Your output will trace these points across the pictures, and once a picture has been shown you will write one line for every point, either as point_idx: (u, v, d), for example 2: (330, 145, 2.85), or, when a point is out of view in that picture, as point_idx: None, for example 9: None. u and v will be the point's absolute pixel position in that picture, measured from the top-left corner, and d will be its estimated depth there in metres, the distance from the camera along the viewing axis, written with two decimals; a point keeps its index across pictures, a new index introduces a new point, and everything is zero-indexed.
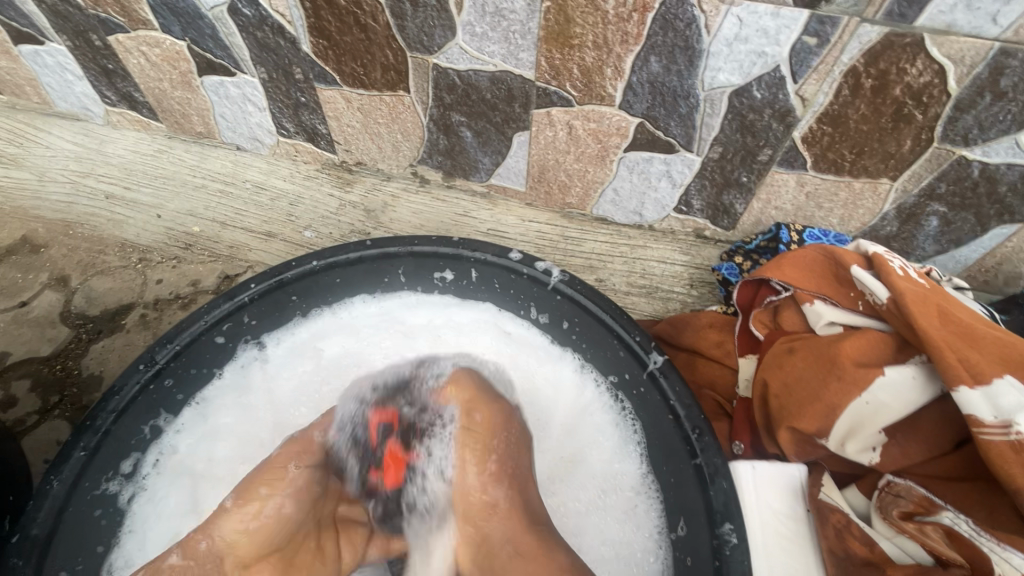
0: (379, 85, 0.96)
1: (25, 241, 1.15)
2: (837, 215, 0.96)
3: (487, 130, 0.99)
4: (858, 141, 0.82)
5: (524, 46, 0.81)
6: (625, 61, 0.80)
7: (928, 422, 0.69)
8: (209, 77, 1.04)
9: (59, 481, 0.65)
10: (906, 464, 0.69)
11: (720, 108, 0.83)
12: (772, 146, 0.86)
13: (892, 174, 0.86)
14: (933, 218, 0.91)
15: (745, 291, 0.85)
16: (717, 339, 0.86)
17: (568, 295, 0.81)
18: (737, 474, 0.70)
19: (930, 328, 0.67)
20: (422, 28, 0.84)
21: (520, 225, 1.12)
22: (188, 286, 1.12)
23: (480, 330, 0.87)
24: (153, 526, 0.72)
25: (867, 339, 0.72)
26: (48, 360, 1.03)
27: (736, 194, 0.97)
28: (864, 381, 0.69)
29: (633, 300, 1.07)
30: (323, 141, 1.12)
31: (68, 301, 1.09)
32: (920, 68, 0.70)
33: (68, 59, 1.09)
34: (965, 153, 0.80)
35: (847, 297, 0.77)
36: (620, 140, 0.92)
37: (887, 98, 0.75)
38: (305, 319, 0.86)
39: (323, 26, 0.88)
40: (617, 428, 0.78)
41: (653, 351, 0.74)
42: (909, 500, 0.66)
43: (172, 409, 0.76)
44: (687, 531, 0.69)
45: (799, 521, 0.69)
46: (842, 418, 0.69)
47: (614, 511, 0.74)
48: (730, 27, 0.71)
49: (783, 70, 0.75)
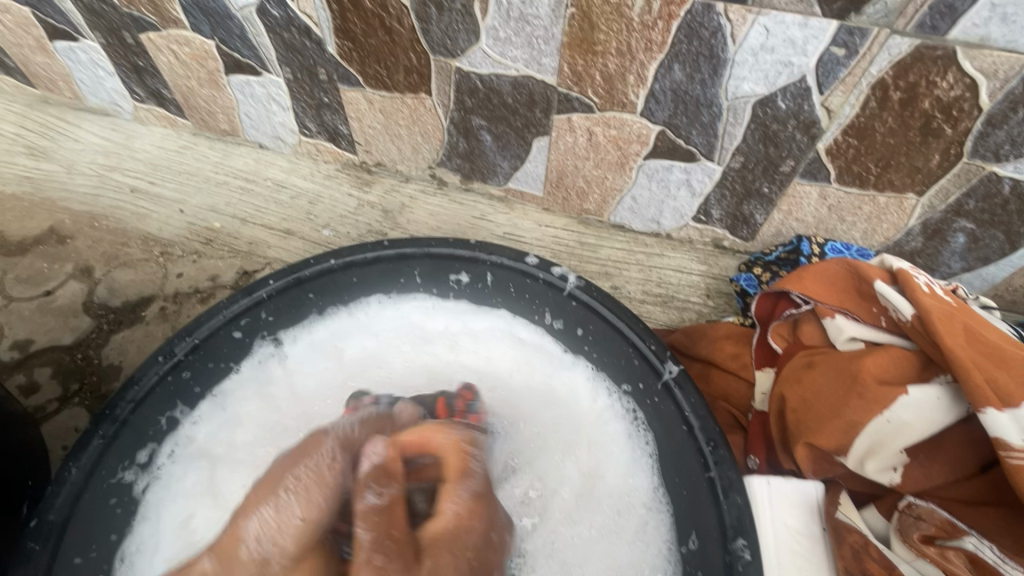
0: (401, 87, 0.97)
1: (52, 232, 1.18)
2: (859, 229, 0.94)
3: (508, 134, 0.99)
4: (883, 154, 0.81)
5: (547, 52, 0.81)
6: (648, 69, 0.79)
7: (950, 445, 0.67)
8: (236, 76, 1.06)
9: (77, 467, 0.67)
10: (927, 486, 0.67)
11: (743, 118, 0.82)
12: (795, 157, 0.85)
13: (918, 189, 0.84)
14: (960, 235, 0.89)
15: (763, 302, 0.83)
16: (734, 351, 0.85)
17: (583, 301, 0.81)
18: (752, 489, 0.69)
19: (957, 347, 0.65)
20: (446, 32, 0.84)
21: (536, 230, 1.12)
22: (207, 280, 1.14)
23: (495, 337, 0.88)
24: (171, 513, 0.72)
25: (890, 356, 0.70)
26: (69, 349, 1.06)
27: (757, 204, 0.96)
28: (886, 400, 0.67)
29: (648, 308, 1.07)
30: (344, 141, 1.14)
31: (91, 291, 1.12)
32: (951, 81, 0.69)
33: (101, 56, 1.12)
34: (995, 169, 0.78)
35: (869, 313, 0.75)
36: (641, 147, 0.92)
37: (916, 111, 0.74)
38: (322, 317, 0.86)
39: (349, 28, 0.89)
40: (631, 439, 0.78)
41: (668, 361, 0.74)
42: (930, 523, 0.64)
43: (189, 400, 0.77)
44: (698, 545, 0.68)
45: (813, 540, 0.67)
46: (862, 437, 0.67)
47: (625, 531, 0.72)
48: (757, 36, 0.71)
49: (809, 81, 0.74)
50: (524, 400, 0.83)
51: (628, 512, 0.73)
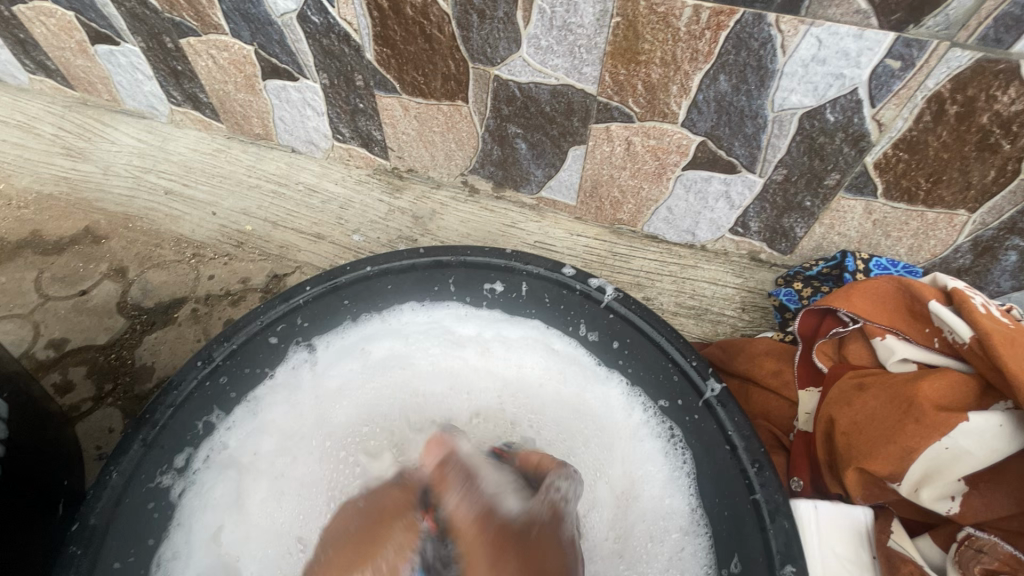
0: (438, 94, 0.97)
1: (88, 232, 1.20)
2: (905, 244, 0.92)
3: (543, 143, 0.98)
4: (935, 169, 0.78)
5: (589, 61, 0.81)
6: (693, 79, 0.78)
7: (1013, 475, 0.64)
8: (272, 81, 1.07)
9: (118, 472, 0.67)
10: (989, 517, 0.64)
11: (788, 130, 0.80)
12: (841, 171, 0.83)
13: (970, 206, 0.82)
14: (1012, 253, 0.86)
15: (808, 319, 0.82)
16: (775, 368, 0.83)
17: (620, 313, 0.80)
18: (799, 514, 0.66)
19: (1020, 373, 0.63)
20: (486, 40, 0.84)
21: (568, 239, 1.10)
22: (237, 283, 1.14)
23: (528, 347, 0.86)
24: (201, 523, 0.72)
25: (946, 379, 0.68)
26: (103, 349, 1.07)
27: (798, 218, 0.94)
28: (944, 426, 0.65)
29: (681, 321, 1.04)
30: (377, 147, 1.14)
31: (125, 291, 1.13)
32: (1012, 95, 0.67)
33: (140, 60, 1.14)
34: None
35: (921, 333, 0.74)
36: (680, 158, 0.90)
37: (973, 126, 0.71)
38: (354, 323, 0.86)
39: (388, 35, 0.89)
40: (666, 459, 0.75)
41: (710, 378, 0.73)
42: (993, 557, 0.62)
43: (225, 406, 0.77)
44: (740, 570, 0.65)
45: (864, 568, 0.65)
46: (918, 463, 0.65)
47: (663, 552, 0.70)
48: (808, 47, 0.69)
49: (861, 93, 0.72)
50: (560, 410, 0.82)
51: (662, 539, 0.71)
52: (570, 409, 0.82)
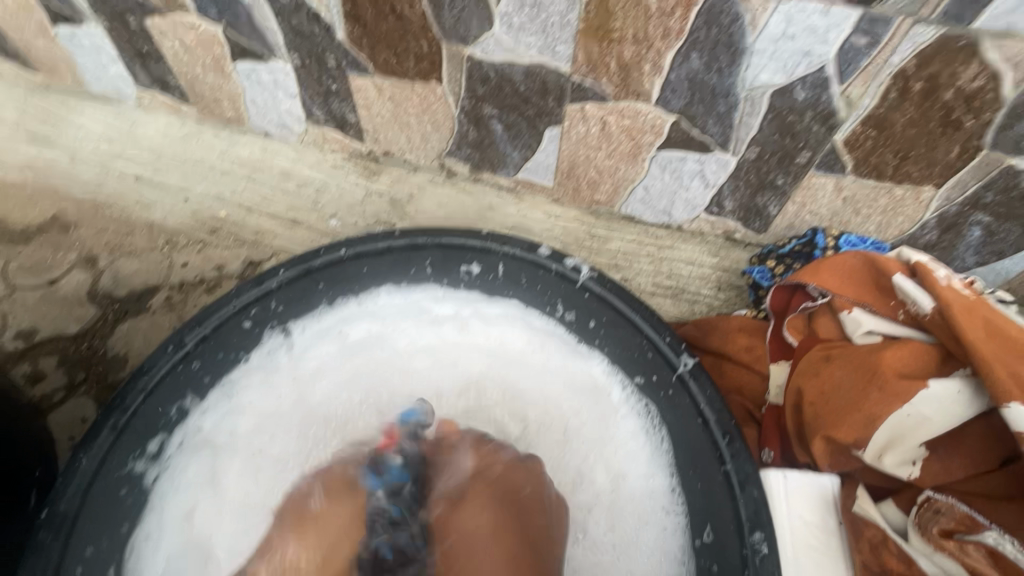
0: (411, 75, 0.95)
1: (55, 220, 1.16)
2: (874, 221, 0.94)
3: (519, 123, 0.98)
4: (902, 146, 0.80)
5: (562, 39, 0.80)
6: (665, 57, 0.78)
7: (969, 439, 0.67)
8: (242, 62, 1.04)
9: (88, 457, 0.67)
10: (946, 479, 0.67)
11: (760, 108, 0.81)
12: (811, 149, 0.84)
13: (935, 182, 0.83)
14: (976, 228, 0.88)
15: (779, 295, 0.83)
16: (747, 344, 0.84)
17: (596, 292, 0.80)
18: (768, 485, 0.69)
19: (976, 341, 0.65)
20: (458, 18, 0.83)
21: (545, 221, 1.11)
22: (212, 270, 1.13)
23: (508, 324, 0.86)
24: (174, 503, 0.72)
25: (909, 349, 0.70)
26: (74, 339, 1.04)
27: (770, 196, 0.95)
28: (905, 394, 0.67)
29: (658, 301, 1.06)
30: (352, 130, 1.12)
31: (95, 280, 1.10)
32: (974, 71, 0.68)
33: (103, 41, 1.10)
34: (1016, 162, 0.77)
35: (886, 306, 0.75)
36: (654, 138, 0.91)
37: (937, 102, 0.73)
38: (331, 308, 0.85)
39: (359, 13, 0.87)
40: (647, 437, 0.77)
41: (683, 353, 0.74)
42: (950, 517, 0.64)
43: (199, 391, 0.76)
44: (712, 538, 0.68)
45: (830, 534, 0.67)
46: (881, 431, 0.67)
47: (643, 529, 0.72)
48: (777, 24, 0.69)
49: (829, 70, 0.73)
50: (548, 392, 0.83)
51: (646, 516, 0.73)
52: (556, 388, 0.83)
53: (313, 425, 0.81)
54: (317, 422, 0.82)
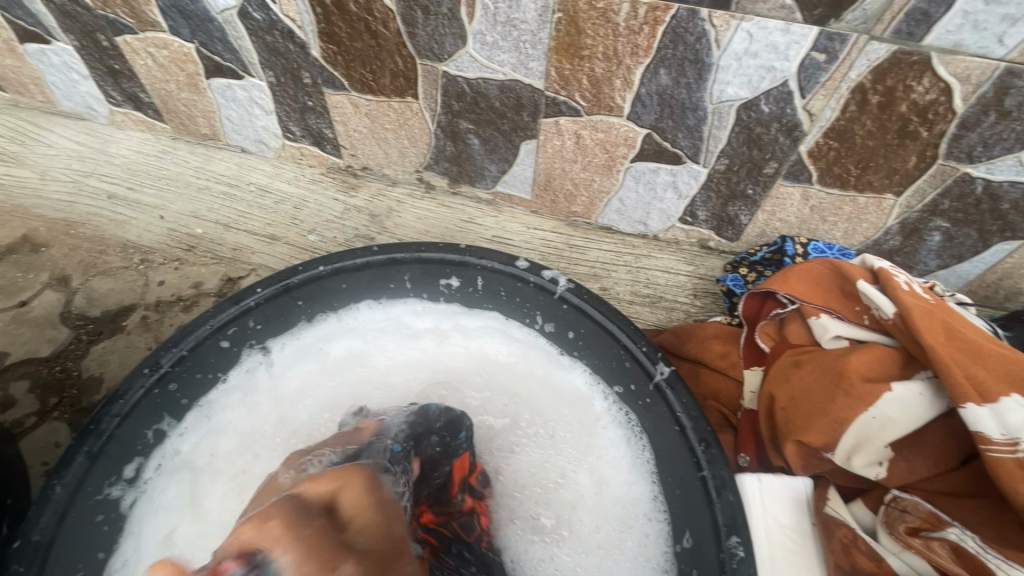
0: (387, 91, 0.96)
1: (25, 241, 1.14)
2: (840, 229, 0.97)
3: (495, 138, 0.99)
4: (863, 156, 0.83)
5: (534, 56, 0.82)
6: (635, 73, 0.80)
7: (933, 439, 0.70)
8: (217, 80, 1.04)
9: (62, 485, 0.65)
10: (911, 479, 0.69)
11: (727, 121, 0.83)
12: (778, 160, 0.87)
13: (896, 190, 0.87)
14: (936, 233, 0.92)
15: (751, 303, 0.86)
16: (722, 351, 0.87)
17: (574, 304, 0.81)
18: (743, 487, 0.70)
19: (936, 344, 0.68)
20: (433, 36, 0.84)
21: (524, 233, 1.12)
22: (190, 288, 1.11)
23: (488, 336, 0.88)
24: (152, 528, 0.71)
25: (873, 353, 0.73)
26: (46, 361, 1.02)
27: (741, 206, 0.97)
28: (871, 397, 0.69)
29: (637, 310, 1.07)
30: (329, 145, 1.12)
31: (68, 300, 1.08)
32: (926, 85, 0.71)
33: (74, 59, 1.09)
34: (969, 170, 0.80)
35: (853, 311, 0.78)
36: (627, 150, 0.93)
37: (893, 115, 0.76)
38: (310, 324, 0.85)
39: (333, 32, 0.88)
40: (628, 446, 0.78)
41: (659, 362, 0.75)
42: (916, 515, 0.66)
43: (176, 413, 0.76)
44: (692, 543, 0.69)
45: (804, 535, 0.69)
46: (849, 433, 0.70)
47: (628, 537, 0.73)
48: (740, 41, 0.72)
49: (791, 85, 0.75)
50: (530, 402, 0.83)
51: (630, 523, 0.73)
52: (543, 396, 0.84)
53: (292, 440, 0.80)
54: (290, 437, 0.80)
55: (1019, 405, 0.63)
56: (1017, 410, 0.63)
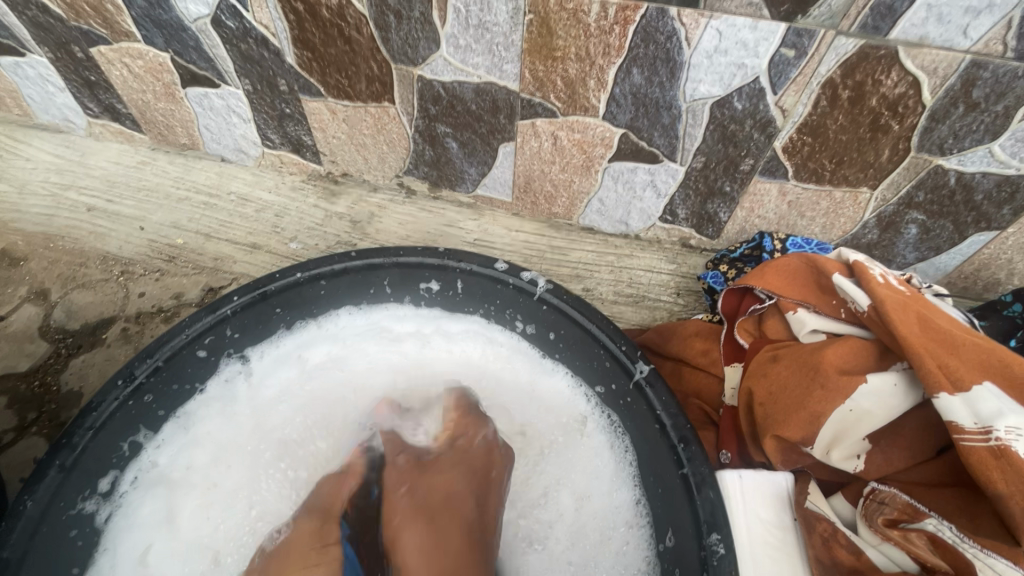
0: (363, 97, 0.96)
1: (3, 255, 1.12)
2: (819, 223, 0.98)
3: (473, 141, 0.99)
4: (837, 151, 0.83)
5: (508, 58, 0.82)
6: (608, 73, 0.80)
7: (909, 429, 0.70)
8: (193, 89, 1.04)
9: (33, 500, 0.63)
10: (888, 471, 0.70)
11: (702, 119, 0.83)
12: (753, 156, 0.88)
13: (871, 183, 0.87)
14: (913, 226, 0.93)
15: (729, 300, 0.86)
16: (704, 348, 0.87)
17: (553, 304, 0.81)
18: (724, 485, 0.71)
19: (908, 335, 0.68)
20: (406, 41, 0.84)
21: (506, 235, 1.12)
22: (171, 299, 1.10)
23: (470, 340, 0.88)
24: (127, 545, 0.71)
25: (849, 346, 0.73)
26: (25, 376, 1.01)
27: (720, 203, 0.98)
28: (847, 390, 0.69)
29: (620, 309, 1.06)
30: (309, 152, 1.12)
31: (47, 314, 1.07)
32: (895, 79, 0.72)
33: (49, 71, 1.08)
34: (941, 162, 0.81)
35: (829, 306, 0.78)
36: (605, 150, 0.93)
37: (864, 108, 0.76)
38: (289, 331, 0.85)
39: (307, 38, 0.88)
40: (612, 450, 0.78)
41: (639, 360, 0.74)
42: (893, 507, 0.66)
43: (152, 425, 0.76)
44: (674, 542, 0.68)
45: (786, 530, 0.69)
46: (826, 426, 0.70)
47: (611, 544, 0.72)
48: (710, 39, 0.72)
49: (762, 81, 0.76)
50: (508, 410, 0.83)
51: (611, 532, 0.73)
52: (524, 403, 0.83)
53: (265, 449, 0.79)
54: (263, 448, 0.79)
55: (991, 394, 0.63)
56: (990, 399, 0.63)
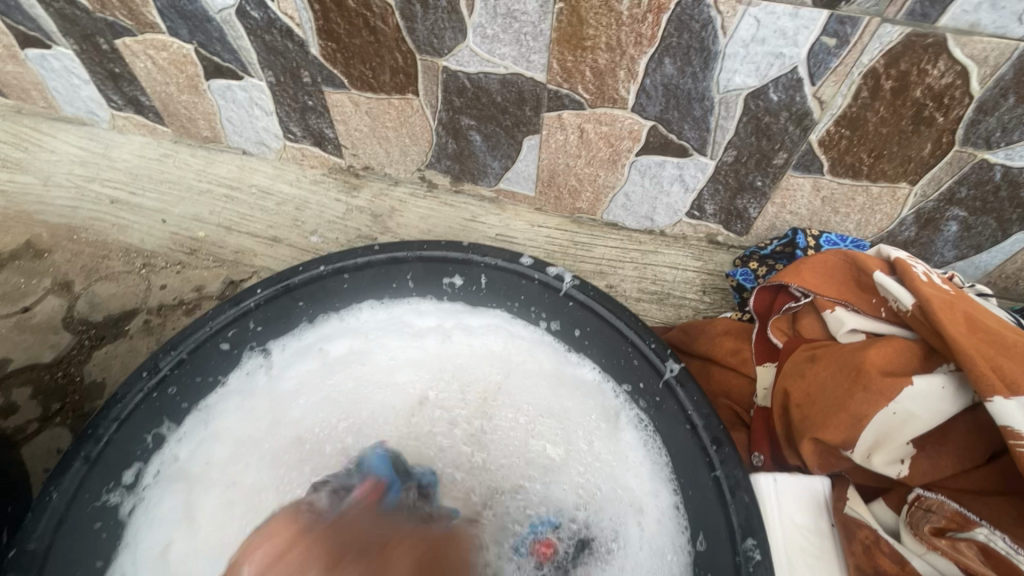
0: (387, 89, 0.95)
1: (28, 246, 1.13)
2: (853, 220, 0.95)
3: (497, 134, 0.98)
4: (876, 144, 0.80)
5: (536, 49, 0.80)
6: (639, 63, 0.78)
7: (956, 434, 0.67)
8: (216, 81, 1.03)
9: (59, 492, 0.65)
10: (935, 477, 0.67)
11: (735, 111, 0.81)
12: (788, 150, 0.85)
13: (911, 178, 0.84)
14: (953, 223, 0.89)
15: (762, 297, 0.84)
16: (734, 347, 0.85)
17: (580, 301, 0.80)
18: (759, 489, 0.68)
19: (957, 335, 0.65)
20: (432, 31, 0.82)
21: (529, 230, 1.10)
22: (192, 291, 1.10)
23: (492, 335, 0.85)
24: (148, 540, 0.70)
25: (892, 346, 0.70)
26: (49, 367, 1.01)
27: (750, 198, 0.95)
28: (890, 392, 0.67)
29: (645, 307, 1.05)
30: (330, 145, 1.12)
31: (71, 306, 1.07)
32: (942, 69, 0.69)
33: (74, 63, 1.08)
34: (987, 156, 0.78)
35: (869, 304, 0.75)
36: (632, 144, 0.91)
37: (908, 100, 0.73)
38: (311, 324, 0.83)
39: (331, 29, 0.87)
40: (645, 449, 0.74)
41: (669, 359, 0.73)
42: (941, 515, 0.64)
43: (176, 417, 0.75)
44: (706, 546, 0.66)
45: (821, 536, 0.67)
46: (868, 430, 0.67)
47: (648, 548, 0.69)
48: (748, 27, 0.70)
49: (801, 72, 0.73)
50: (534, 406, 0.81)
51: (654, 538, 0.69)
52: (549, 396, 0.81)
53: (284, 440, 0.79)
54: (281, 441, 0.79)
55: None
56: None
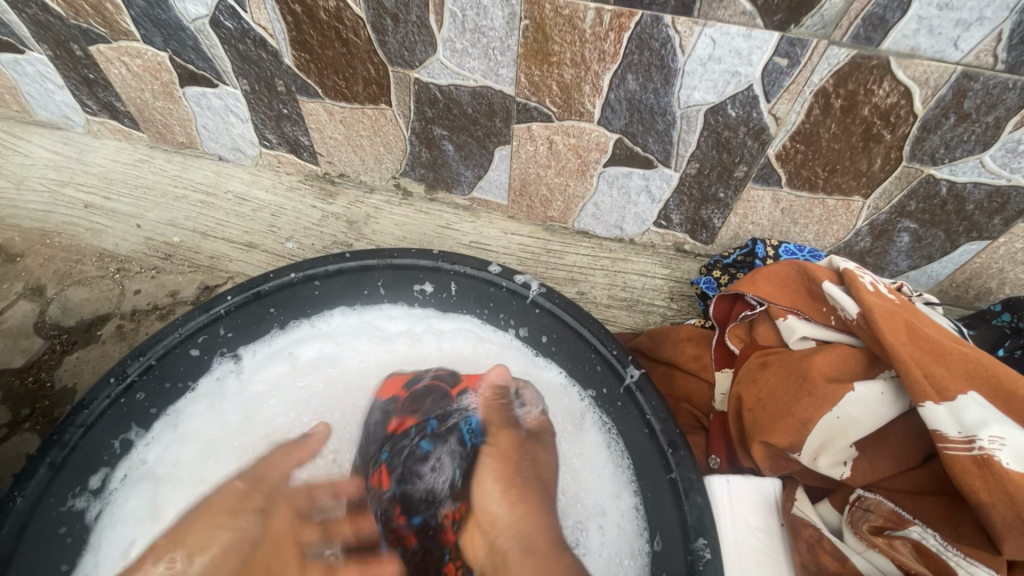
0: (361, 98, 0.97)
1: (0, 251, 1.13)
2: (812, 230, 0.98)
3: (469, 144, 1.00)
4: (830, 159, 0.84)
5: (504, 63, 0.82)
6: (603, 79, 0.81)
7: (895, 437, 0.70)
8: (192, 88, 1.04)
9: (22, 497, 0.64)
10: (875, 478, 0.70)
11: (696, 125, 0.84)
12: (747, 163, 0.88)
13: (864, 192, 0.88)
14: (904, 234, 0.93)
15: (721, 305, 0.87)
16: (695, 353, 0.88)
17: (546, 308, 0.82)
18: (712, 490, 0.71)
19: (896, 343, 0.68)
20: (403, 44, 0.84)
21: (502, 238, 1.12)
22: (166, 297, 1.10)
23: (461, 337, 0.85)
24: (110, 544, 0.66)
25: (837, 353, 0.73)
26: (20, 372, 1.01)
27: (714, 209, 0.98)
28: (834, 397, 0.70)
29: (614, 313, 1.07)
30: (306, 153, 1.13)
31: (43, 310, 1.07)
32: (886, 89, 0.72)
33: (48, 68, 1.09)
34: (933, 172, 0.82)
35: (819, 312, 0.79)
36: (600, 155, 0.94)
37: (857, 117, 0.77)
38: (282, 331, 0.85)
39: (304, 40, 0.88)
40: (609, 451, 0.75)
41: (629, 365, 0.75)
42: (878, 514, 0.68)
43: (144, 423, 0.76)
44: (662, 546, 0.67)
45: (772, 535, 0.70)
46: (813, 433, 0.70)
47: (621, 551, 0.68)
48: (704, 47, 0.73)
49: (756, 89, 0.76)
50: None
51: (626, 540, 0.69)
52: None
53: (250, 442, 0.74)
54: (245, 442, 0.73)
55: (975, 403, 0.64)
56: (974, 407, 0.63)
